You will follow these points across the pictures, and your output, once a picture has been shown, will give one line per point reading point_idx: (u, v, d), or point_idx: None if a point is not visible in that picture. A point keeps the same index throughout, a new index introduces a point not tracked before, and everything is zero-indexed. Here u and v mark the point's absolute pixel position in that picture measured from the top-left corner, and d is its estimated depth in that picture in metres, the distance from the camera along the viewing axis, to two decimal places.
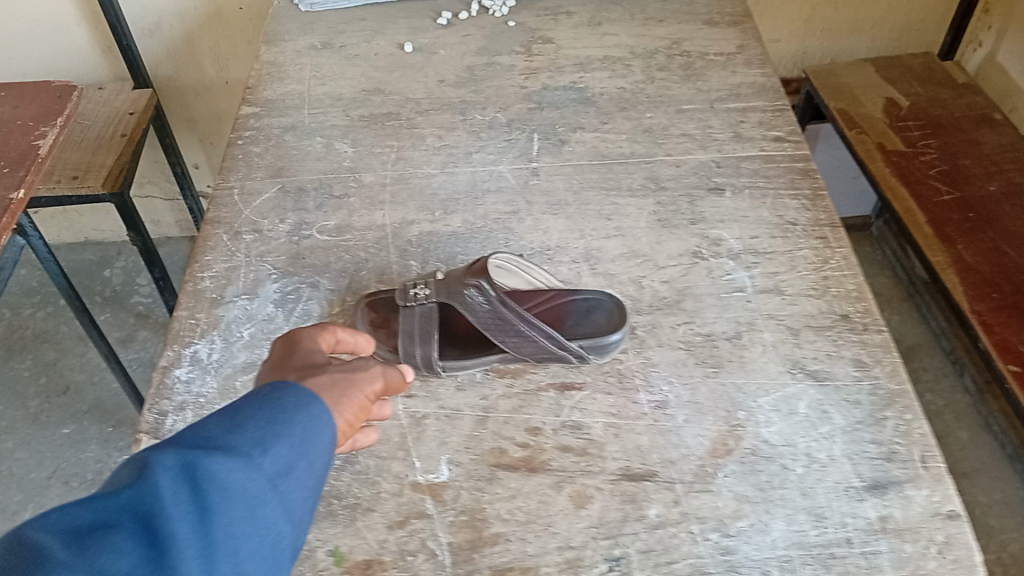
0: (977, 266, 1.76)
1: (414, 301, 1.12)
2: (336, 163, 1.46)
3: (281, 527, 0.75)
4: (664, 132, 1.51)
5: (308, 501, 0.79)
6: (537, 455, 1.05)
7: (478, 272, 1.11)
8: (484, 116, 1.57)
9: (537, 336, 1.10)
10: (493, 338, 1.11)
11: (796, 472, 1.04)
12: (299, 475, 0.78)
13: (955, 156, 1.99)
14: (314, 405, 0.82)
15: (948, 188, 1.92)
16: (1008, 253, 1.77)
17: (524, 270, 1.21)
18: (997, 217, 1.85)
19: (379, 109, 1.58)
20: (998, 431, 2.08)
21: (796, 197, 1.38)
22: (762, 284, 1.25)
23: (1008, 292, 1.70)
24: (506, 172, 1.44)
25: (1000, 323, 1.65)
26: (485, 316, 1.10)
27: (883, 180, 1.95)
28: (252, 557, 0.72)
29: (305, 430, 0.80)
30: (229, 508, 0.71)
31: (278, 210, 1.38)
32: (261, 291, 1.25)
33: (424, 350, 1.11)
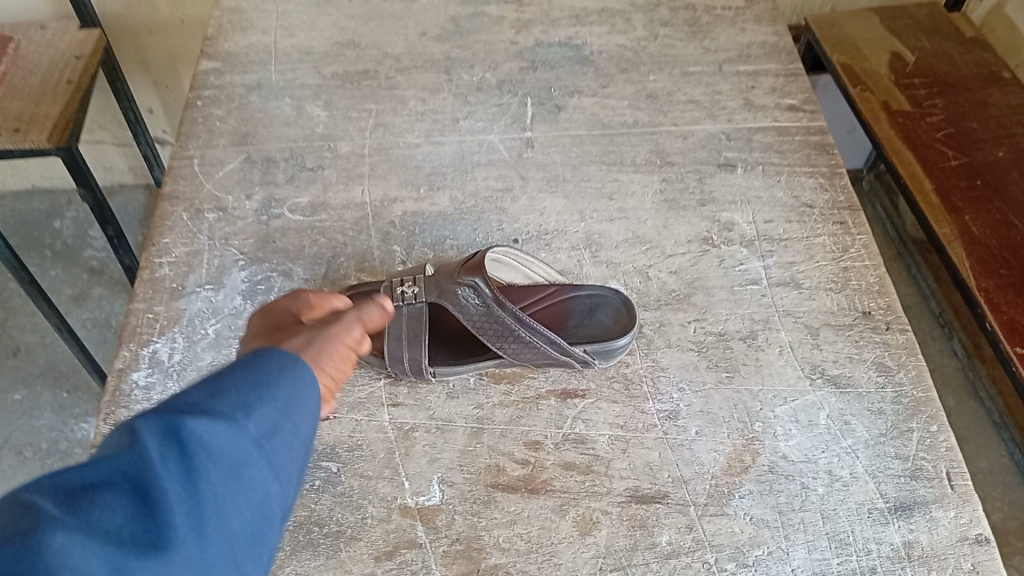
0: (982, 239, 1.63)
1: (401, 301, 1.01)
2: (308, 129, 1.32)
3: (273, 496, 0.63)
4: (669, 98, 1.38)
5: (301, 467, 0.66)
6: (538, 474, 0.96)
7: (473, 270, 1.00)
8: (471, 76, 1.43)
9: (538, 341, 0.99)
10: (489, 343, 1.00)
11: (817, 493, 0.96)
12: (291, 438, 0.64)
13: (961, 117, 1.84)
14: (300, 363, 0.67)
15: (955, 153, 1.78)
16: (1017, 226, 1.64)
17: (523, 262, 1.08)
18: (1006, 184, 1.71)
19: (354, 65, 1.43)
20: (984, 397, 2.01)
21: (813, 175, 1.28)
22: (778, 276, 1.15)
23: (1017, 268, 1.58)
24: (497, 142, 1.31)
25: (1008, 301, 1.53)
26: (481, 319, 1.00)
27: (887, 142, 1.82)
28: (243, 530, 0.60)
29: (294, 389, 0.66)
30: (220, 473, 0.58)
31: (244, 184, 1.24)
32: (228, 281, 1.12)
33: (413, 355, 1.00)
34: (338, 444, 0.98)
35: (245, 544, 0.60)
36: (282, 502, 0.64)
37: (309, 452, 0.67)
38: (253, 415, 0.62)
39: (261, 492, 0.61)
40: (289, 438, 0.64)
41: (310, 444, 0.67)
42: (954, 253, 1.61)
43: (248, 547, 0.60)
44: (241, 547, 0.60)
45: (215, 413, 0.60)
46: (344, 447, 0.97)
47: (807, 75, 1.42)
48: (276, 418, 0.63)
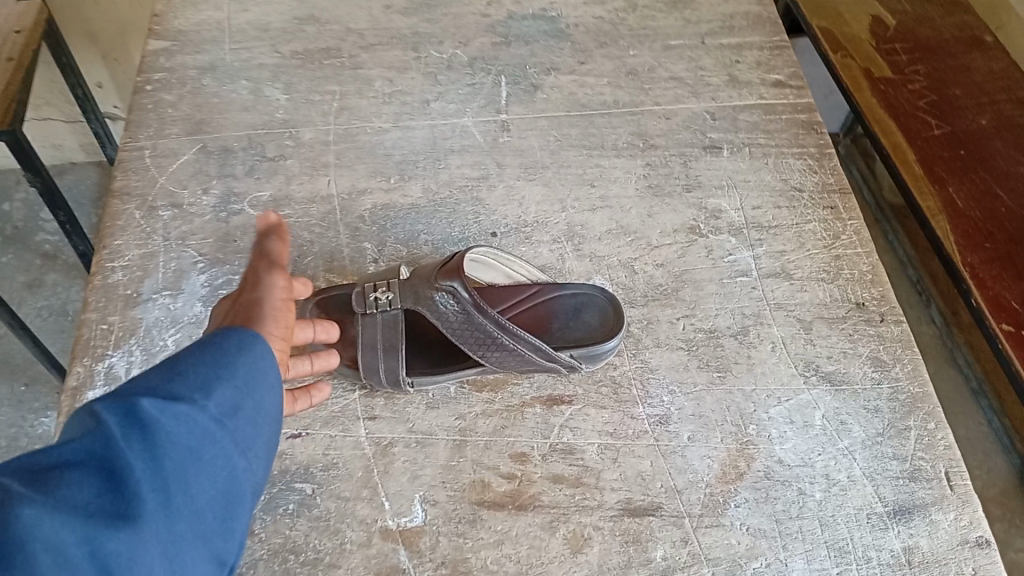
0: (966, 212, 1.56)
1: (375, 309, 0.94)
2: (266, 115, 1.23)
3: (237, 472, 0.64)
4: (650, 75, 1.32)
5: (262, 444, 0.67)
6: (526, 489, 0.91)
7: (452, 273, 0.93)
8: (441, 52, 1.35)
9: (522, 348, 0.93)
10: (470, 351, 0.94)
11: (815, 499, 0.92)
12: (248, 416, 0.65)
13: (943, 85, 1.78)
14: (256, 341, 0.69)
15: (937, 122, 1.71)
16: (1000, 198, 1.58)
17: (503, 261, 1.01)
18: (989, 155, 1.64)
19: (315, 43, 1.34)
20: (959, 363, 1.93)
21: (802, 156, 1.22)
22: (768, 266, 1.10)
23: (1001, 241, 1.52)
24: (471, 126, 1.24)
25: (994, 277, 1.47)
26: (460, 326, 0.93)
27: (869, 110, 1.73)
28: (207, 503, 0.61)
29: (247, 371, 0.66)
30: (179, 448, 0.59)
31: (200, 178, 1.15)
32: (186, 286, 1.05)
33: (390, 366, 0.94)
34: (313, 464, 0.92)
35: (210, 516, 0.61)
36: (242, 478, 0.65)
37: (269, 429, 0.68)
38: (211, 395, 0.63)
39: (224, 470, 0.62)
40: (246, 416, 0.65)
41: (269, 421, 0.68)
42: (937, 226, 1.54)
43: (214, 519, 0.61)
44: (207, 519, 0.61)
45: (173, 395, 0.61)
46: (319, 467, 0.92)
47: (792, 48, 1.36)
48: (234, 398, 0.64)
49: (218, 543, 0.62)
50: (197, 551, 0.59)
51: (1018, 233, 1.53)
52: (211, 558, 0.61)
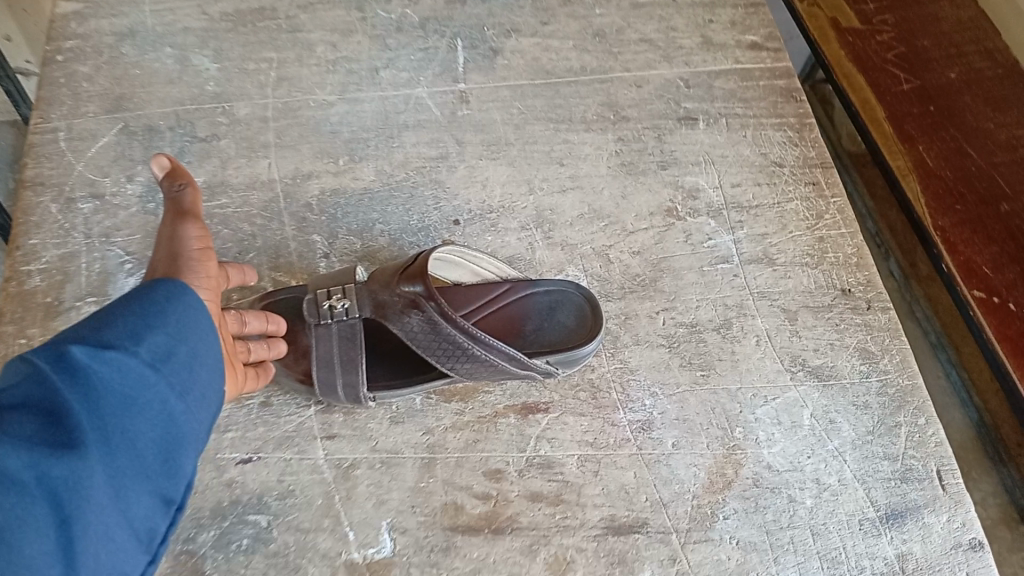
0: (937, 170, 1.37)
1: (330, 318, 0.85)
2: (196, 88, 1.10)
3: (180, 415, 0.63)
4: (618, 37, 1.22)
5: (206, 387, 0.66)
6: (502, 510, 0.85)
7: (415, 279, 0.84)
8: (389, 12, 1.22)
9: (494, 358, 0.85)
10: (437, 363, 0.85)
11: (805, 506, 0.88)
12: (185, 361, 0.64)
13: (912, 37, 1.55)
14: (186, 292, 0.67)
15: (907, 76, 1.49)
16: (971, 155, 1.37)
17: (469, 259, 0.92)
18: (960, 109, 1.42)
19: (247, 3, 1.21)
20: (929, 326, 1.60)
21: (782, 128, 1.15)
22: (749, 252, 1.04)
23: (973, 202, 1.32)
24: (426, 98, 1.13)
25: (964, 240, 1.28)
26: (426, 337, 0.84)
27: (836, 64, 1.52)
28: (150, 442, 0.60)
29: (179, 318, 0.65)
30: (111, 392, 0.58)
31: (123, 164, 1.03)
32: (114, 291, 0.93)
33: (348, 381, 0.85)
34: (268, 492, 0.84)
35: (154, 457, 0.61)
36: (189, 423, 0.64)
37: (211, 375, 0.67)
38: (143, 340, 0.62)
39: (166, 414, 0.62)
40: (181, 361, 0.64)
41: (210, 364, 0.66)
42: (907, 187, 1.36)
43: (158, 459, 0.61)
44: (150, 458, 0.60)
45: (103, 341, 0.60)
46: (274, 495, 0.84)
47: (766, 7, 1.28)
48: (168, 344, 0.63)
49: (165, 483, 0.62)
50: (141, 487, 0.60)
51: (990, 193, 1.33)
52: (160, 496, 0.62)
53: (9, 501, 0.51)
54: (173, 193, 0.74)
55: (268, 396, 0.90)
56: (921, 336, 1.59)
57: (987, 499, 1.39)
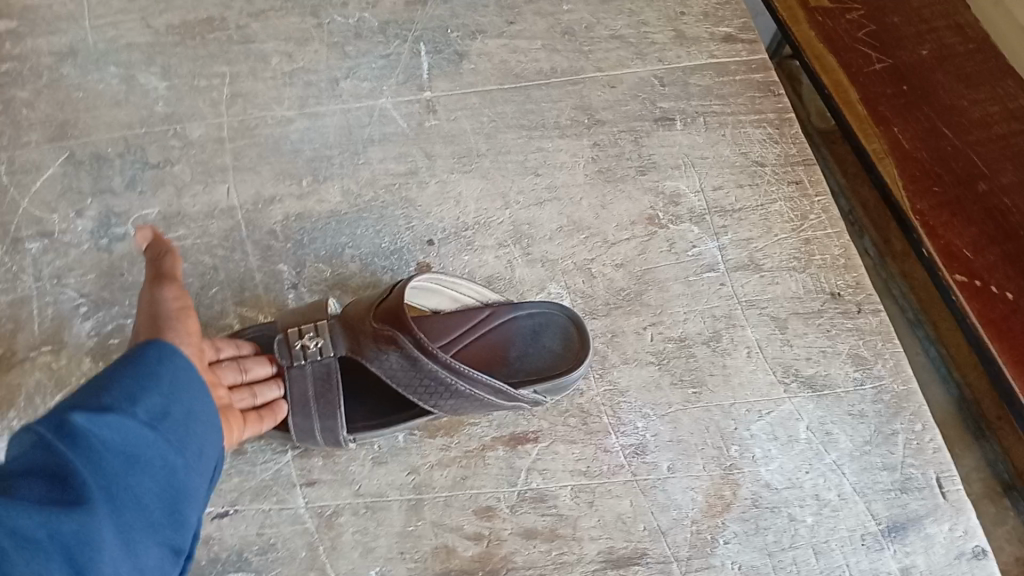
0: (914, 151, 1.26)
1: (303, 358, 0.81)
2: (145, 110, 1.04)
3: (182, 469, 0.62)
4: (588, 34, 1.17)
5: (206, 441, 0.65)
6: (495, 550, 0.81)
7: (388, 315, 0.80)
8: (345, 17, 1.16)
9: (480, 393, 0.79)
10: (420, 401, 0.80)
11: (806, 524, 0.85)
12: (181, 419, 0.63)
13: (880, 12, 1.40)
14: (175, 353, 0.66)
15: (879, 55, 1.35)
16: (946, 136, 1.26)
17: (446, 286, 0.87)
18: (933, 89, 1.31)
19: (194, 12, 1.14)
20: (904, 305, 1.39)
21: (761, 125, 1.11)
22: (735, 258, 1.00)
23: (951, 183, 1.23)
24: (390, 108, 1.07)
25: (944, 223, 1.19)
26: (407, 375, 0.80)
27: (806, 43, 1.38)
28: (155, 498, 0.60)
29: (173, 379, 0.64)
30: (114, 451, 0.58)
31: (71, 197, 0.97)
32: (69, 338, 0.87)
33: (326, 426, 0.81)
34: (247, 548, 0.80)
35: (160, 512, 0.60)
36: (192, 475, 0.64)
37: (210, 427, 0.66)
38: (138, 400, 0.61)
39: (168, 468, 0.61)
40: (177, 419, 0.63)
41: (206, 420, 0.65)
42: (883, 168, 1.25)
43: (163, 513, 0.60)
44: (155, 512, 0.60)
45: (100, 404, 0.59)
46: (254, 550, 0.80)
47: None
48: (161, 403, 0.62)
49: (172, 535, 0.61)
50: (148, 540, 0.59)
51: (966, 173, 1.23)
52: (167, 548, 0.61)
53: (24, 558, 0.50)
54: (153, 261, 0.75)
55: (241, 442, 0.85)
56: (897, 316, 1.39)
57: (971, 473, 1.25)
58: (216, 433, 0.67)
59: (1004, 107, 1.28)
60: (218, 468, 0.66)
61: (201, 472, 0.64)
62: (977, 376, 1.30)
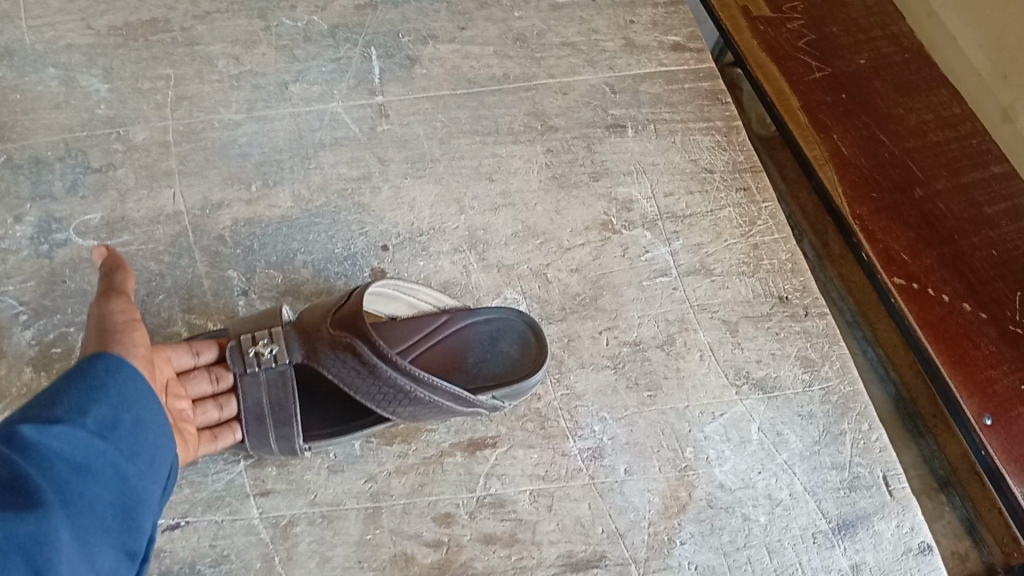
0: (853, 158, 1.29)
1: (256, 365, 0.79)
2: (86, 112, 1.01)
3: (134, 477, 0.61)
4: (539, 41, 1.18)
5: (156, 451, 0.64)
6: (455, 556, 0.81)
7: (346, 322, 0.79)
8: (294, 20, 1.14)
9: (438, 400, 0.79)
10: (378, 408, 0.79)
11: (760, 524, 0.87)
12: (131, 428, 0.62)
13: (821, 22, 1.43)
14: (124, 364, 0.64)
15: (818, 63, 1.38)
16: (884, 143, 1.30)
17: (404, 292, 0.86)
18: (870, 97, 1.35)
19: (137, 13, 1.11)
20: (843, 307, 1.42)
21: (709, 132, 1.13)
22: (686, 263, 1.02)
23: (889, 188, 1.26)
24: (341, 112, 1.06)
25: (883, 228, 1.23)
26: (365, 382, 0.79)
27: (749, 54, 1.40)
28: (109, 505, 0.58)
29: (121, 388, 0.63)
30: (65, 459, 0.56)
31: (10, 202, 0.94)
32: (9, 347, 0.84)
33: (281, 435, 0.79)
34: (199, 560, 0.78)
35: (114, 518, 0.58)
36: (144, 485, 0.62)
37: (159, 437, 0.64)
38: (87, 412, 0.59)
39: (119, 476, 0.59)
40: (128, 428, 0.61)
41: (156, 429, 0.64)
42: (825, 176, 1.28)
43: (115, 520, 0.58)
44: (109, 518, 0.58)
45: (48, 417, 0.57)
46: (207, 563, 0.78)
47: (686, 6, 1.26)
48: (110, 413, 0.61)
49: (127, 540, 0.59)
50: (104, 544, 0.56)
51: (904, 179, 1.27)
52: (121, 554, 0.58)
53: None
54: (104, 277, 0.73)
55: None
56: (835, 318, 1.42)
57: (909, 470, 1.29)
58: (165, 445, 0.65)
59: (938, 116, 1.34)
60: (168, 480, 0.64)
61: (152, 482, 0.62)
62: (914, 376, 1.34)
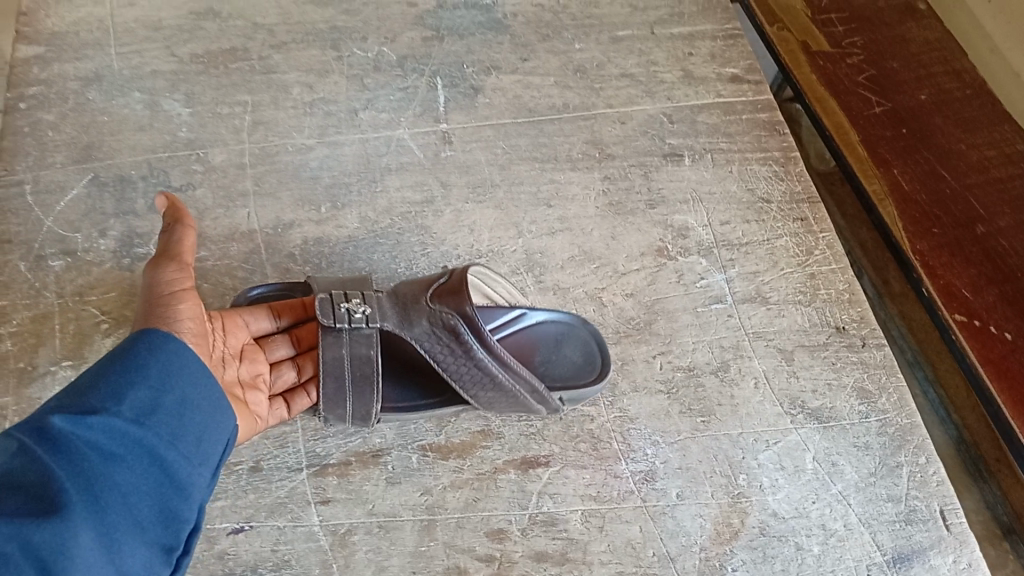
0: (913, 194, 1.28)
1: (346, 322, 0.80)
2: (168, 134, 1.07)
3: (173, 463, 0.63)
4: (599, 72, 1.21)
5: (202, 431, 0.66)
6: (506, 572, 0.82)
7: (449, 298, 0.81)
8: (365, 50, 1.19)
9: (519, 389, 0.82)
10: (459, 389, 0.82)
11: (813, 554, 0.86)
12: (172, 411, 0.65)
13: (881, 58, 1.43)
14: (168, 341, 0.68)
15: (878, 98, 1.38)
16: (945, 179, 1.29)
17: (485, 281, 0.89)
18: (933, 133, 1.34)
19: (217, 43, 1.17)
20: (904, 347, 1.40)
21: (766, 162, 1.14)
22: (742, 291, 1.02)
23: (950, 225, 1.25)
24: (408, 139, 1.10)
25: (944, 263, 1.21)
26: (456, 363, 0.81)
27: (809, 88, 1.39)
28: (144, 496, 0.60)
29: (163, 368, 0.66)
30: (94, 452, 0.58)
31: (94, 217, 0.99)
32: (91, 353, 0.89)
33: (359, 399, 0.82)
34: (262, 564, 0.80)
35: (150, 509, 0.61)
36: (186, 471, 0.64)
37: (202, 420, 0.67)
38: (125, 399, 0.63)
39: (154, 466, 0.62)
40: (166, 414, 0.64)
41: (204, 407, 0.67)
42: (885, 212, 1.27)
43: (151, 512, 0.61)
44: (144, 510, 0.60)
45: (86, 407, 0.61)
46: (269, 567, 0.80)
47: (746, 38, 1.28)
48: (146, 399, 0.63)
49: (163, 532, 0.61)
50: (134, 539, 0.59)
51: (966, 215, 1.26)
52: (156, 546, 0.61)
53: None
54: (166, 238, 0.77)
55: (257, 460, 0.86)
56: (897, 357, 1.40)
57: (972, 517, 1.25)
58: (212, 427, 0.68)
59: (1001, 152, 1.32)
60: (214, 464, 0.66)
61: (193, 467, 0.65)
62: (976, 419, 1.32)
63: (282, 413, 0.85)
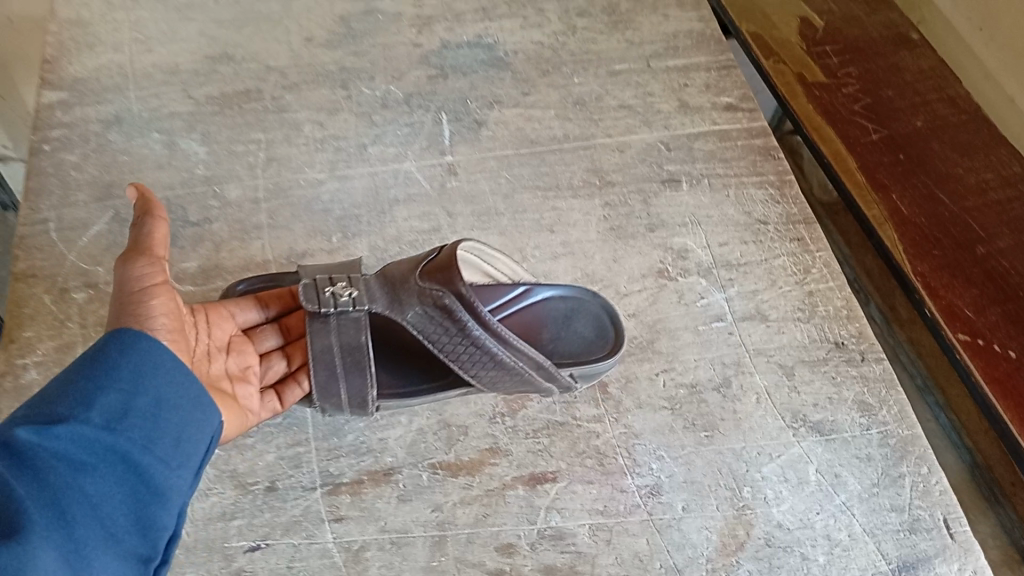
0: (913, 217, 1.31)
1: (331, 306, 0.83)
2: (185, 172, 1.12)
3: (147, 468, 0.63)
4: (598, 105, 1.25)
5: (179, 431, 0.67)
6: None
7: (438, 275, 0.84)
8: (373, 88, 1.24)
9: (520, 365, 0.85)
10: (459, 369, 0.85)
11: (819, 564, 0.87)
12: (144, 413, 0.65)
13: (875, 87, 1.48)
14: (139, 339, 0.68)
15: (875, 126, 1.42)
16: (944, 201, 1.32)
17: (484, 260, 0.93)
18: (931, 158, 1.38)
19: (231, 85, 1.23)
20: (914, 373, 1.42)
21: (762, 185, 1.17)
22: (741, 309, 1.05)
23: (950, 247, 1.28)
24: (415, 171, 1.14)
25: (945, 285, 1.23)
26: (454, 342, 0.84)
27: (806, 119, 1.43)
28: (114, 506, 0.61)
29: (133, 368, 0.66)
30: (60, 466, 0.59)
31: (115, 252, 1.03)
32: None
33: (353, 384, 0.85)
34: None
35: (122, 520, 0.61)
36: (161, 475, 0.64)
37: (178, 420, 0.67)
38: (94, 405, 0.63)
39: (126, 474, 0.62)
40: (138, 417, 0.64)
41: (178, 408, 0.67)
42: (884, 235, 1.29)
43: (125, 520, 0.61)
44: (116, 521, 0.61)
45: (54, 416, 0.61)
46: None
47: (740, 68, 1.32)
48: (117, 403, 0.64)
49: (139, 541, 0.62)
50: (107, 553, 0.59)
51: (965, 237, 1.29)
52: (133, 556, 0.61)
53: None
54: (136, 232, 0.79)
55: (272, 480, 0.88)
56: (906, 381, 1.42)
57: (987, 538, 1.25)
58: (190, 426, 0.68)
59: (999, 175, 1.35)
60: (192, 465, 0.67)
61: (169, 470, 0.65)
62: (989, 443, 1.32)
63: (274, 403, 0.88)
